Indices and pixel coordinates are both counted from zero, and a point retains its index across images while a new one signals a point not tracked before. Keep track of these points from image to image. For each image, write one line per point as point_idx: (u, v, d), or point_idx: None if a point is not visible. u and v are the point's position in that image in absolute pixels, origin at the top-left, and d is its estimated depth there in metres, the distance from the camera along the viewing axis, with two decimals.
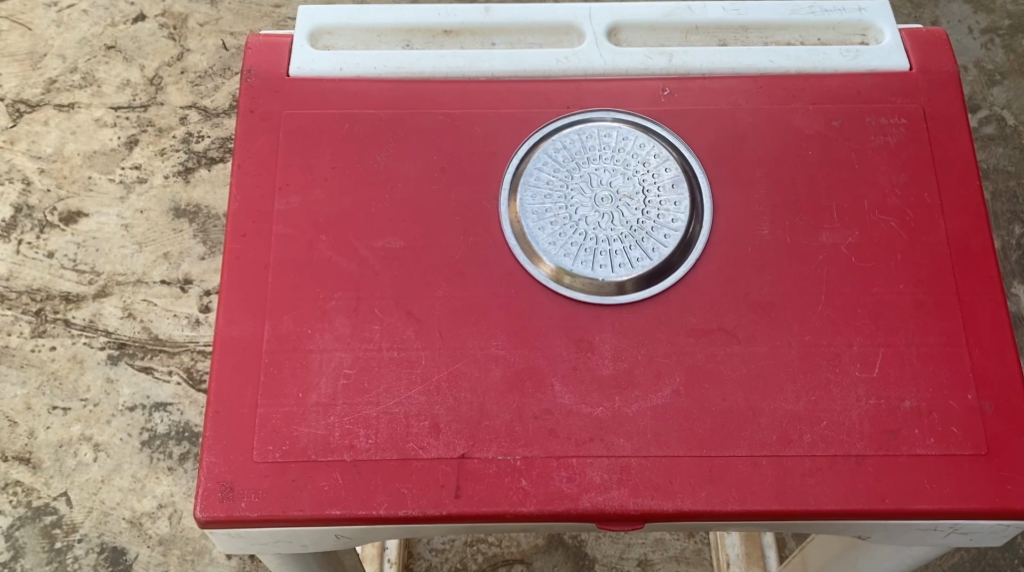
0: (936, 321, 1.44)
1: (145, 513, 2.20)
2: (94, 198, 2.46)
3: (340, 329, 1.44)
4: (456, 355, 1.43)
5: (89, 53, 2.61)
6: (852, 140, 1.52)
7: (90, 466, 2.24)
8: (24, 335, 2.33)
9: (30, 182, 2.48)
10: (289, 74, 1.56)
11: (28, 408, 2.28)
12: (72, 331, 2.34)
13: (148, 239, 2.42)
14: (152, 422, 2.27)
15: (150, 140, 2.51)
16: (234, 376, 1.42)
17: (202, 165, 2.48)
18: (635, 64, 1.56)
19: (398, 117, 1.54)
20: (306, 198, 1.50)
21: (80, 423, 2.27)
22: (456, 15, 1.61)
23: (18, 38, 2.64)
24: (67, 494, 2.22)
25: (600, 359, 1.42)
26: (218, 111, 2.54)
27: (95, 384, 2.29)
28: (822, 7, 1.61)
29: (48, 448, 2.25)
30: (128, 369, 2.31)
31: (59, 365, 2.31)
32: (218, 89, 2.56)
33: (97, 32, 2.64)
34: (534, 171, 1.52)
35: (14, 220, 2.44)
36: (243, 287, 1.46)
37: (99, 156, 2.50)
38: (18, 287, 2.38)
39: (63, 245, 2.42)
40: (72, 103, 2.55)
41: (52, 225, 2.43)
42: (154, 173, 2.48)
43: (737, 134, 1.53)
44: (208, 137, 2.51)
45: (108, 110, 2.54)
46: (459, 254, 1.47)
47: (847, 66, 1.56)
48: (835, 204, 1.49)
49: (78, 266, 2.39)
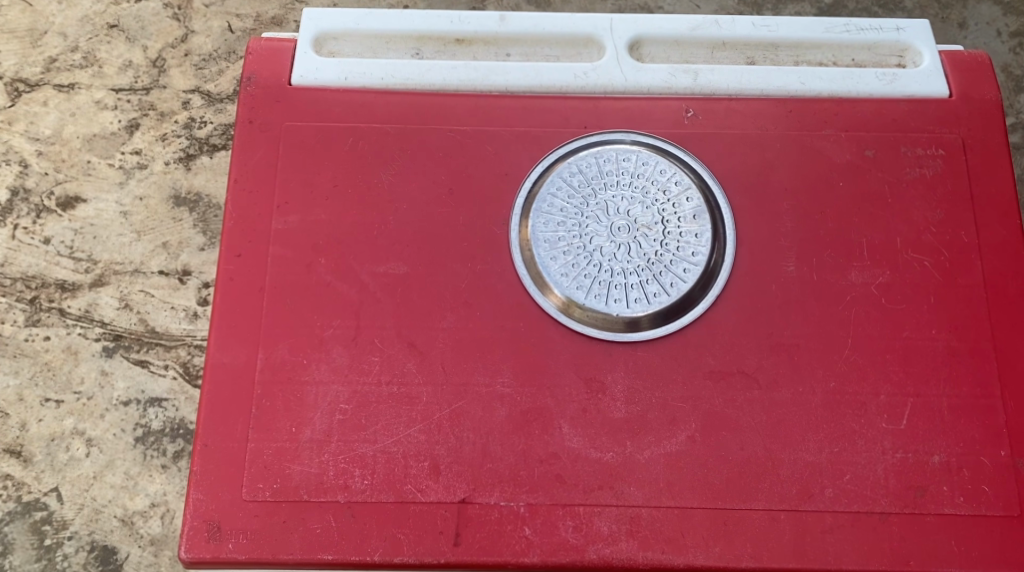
0: (970, 372, 1.35)
1: (137, 512, 1.83)
2: (93, 183, 1.98)
3: (337, 360, 1.36)
4: (459, 392, 1.35)
5: (91, 32, 2.08)
6: (886, 171, 1.43)
7: (83, 462, 1.85)
8: (17, 324, 1.91)
9: (26, 165, 1.99)
10: (292, 82, 1.48)
11: (20, 399, 1.87)
12: (68, 321, 1.91)
13: (148, 228, 1.95)
14: (146, 418, 1.87)
15: (152, 125, 2.01)
16: (225, 408, 1.35)
17: (205, 152, 1.99)
18: (658, 83, 1.48)
19: (407, 132, 1.46)
20: (306, 217, 1.42)
21: (74, 417, 1.87)
22: (470, 23, 1.52)
23: (17, 14, 2.09)
24: (59, 489, 1.84)
25: (612, 400, 1.34)
26: (222, 96, 2.03)
27: (89, 377, 1.89)
28: (858, 26, 1.53)
29: (40, 440, 1.86)
30: (123, 362, 1.89)
31: (53, 355, 1.90)
32: (224, 74, 2.05)
33: (99, 11, 2.09)
34: (547, 197, 1.43)
35: (8, 204, 1.97)
36: (236, 311, 1.38)
37: (99, 140, 2.01)
38: (12, 273, 1.94)
39: (60, 231, 1.96)
40: (72, 83, 2.04)
41: (49, 209, 1.96)
42: (154, 160, 1.99)
43: (764, 162, 1.44)
44: (210, 123, 2.01)
45: (110, 92, 2.03)
46: (465, 283, 1.39)
47: (882, 91, 1.47)
48: (866, 240, 1.40)
49: (74, 254, 1.94)
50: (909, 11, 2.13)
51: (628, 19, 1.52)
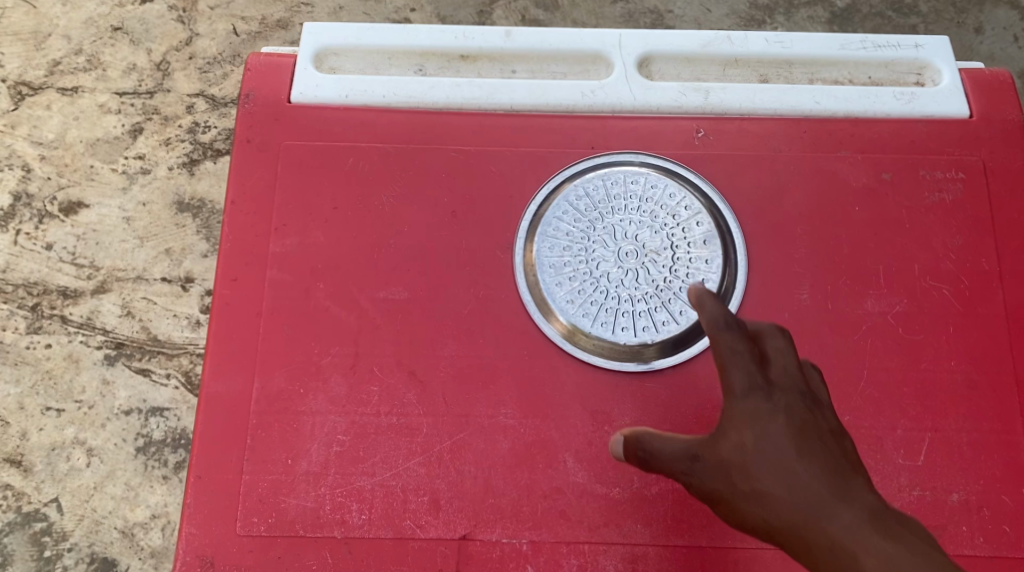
0: (991, 406, 1.31)
1: (138, 523, 1.72)
2: (95, 188, 1.86)
3: (335, 390, 1.32)
4: (461, 424, 1.30)
5: (96, 35, 1.95)
6: (903, 195, 1.38)
7: (83, 472, 1.74)
8: (19, 331, 1.79)
9: (29, 170, 1.87)
10: (291, 100, 1.43)
11: (21, 407, 1.76)
12: (69, 329, 1.80)
13: (152, 234, 1.84)
14: (148, 427, 1.76)
15: (155, 129, 1.90)
16: (220, 439, 1.31)
17: (208, 156, 1.88)
18: (668, 102, 1.43)
19: (409, 152, 1.41)
20: (304, 240, 1.38)
21: (75, 425, 1.76)
22: (475, 39, 1.48)
23: (21, 16, 1.96)
24: (60, 500, 1.73)
25: (619, 434, 1.30)
26: (227, 100, 1.92)
27: (90, 386, 1.77)
28: (875, 42, 1.48)
29: (41, 450, 1.75)
30: (125, 371, 1.78)
31: (54, 363, 1.78)
32: (228, 78, 1.93)
33: (103, 13, 1.97)
34: (553, 220, 1.39)
35: (9, 209, 1.85)
36: (232, 338, 1.34)
37: (102, 144, 1.89)
38: (15, 280, 1.82)
39: (62, 237, 1.84)
40: (76, 87, 1.92)
41: (51, 215, 1.84)
42: (157, 164, 1.88)
43: (777, 185, 1.39)
44: (215, 127, 1.90)
45: (114, 96, 1.92)
46: (468, 310, 1.35)
47: (900, 111, 1.42)
48: (882, 267, 1.35)
49: (76, 260, 1.82)
50: (924, 16, 2.04)
51: (638, 35, 1.48)
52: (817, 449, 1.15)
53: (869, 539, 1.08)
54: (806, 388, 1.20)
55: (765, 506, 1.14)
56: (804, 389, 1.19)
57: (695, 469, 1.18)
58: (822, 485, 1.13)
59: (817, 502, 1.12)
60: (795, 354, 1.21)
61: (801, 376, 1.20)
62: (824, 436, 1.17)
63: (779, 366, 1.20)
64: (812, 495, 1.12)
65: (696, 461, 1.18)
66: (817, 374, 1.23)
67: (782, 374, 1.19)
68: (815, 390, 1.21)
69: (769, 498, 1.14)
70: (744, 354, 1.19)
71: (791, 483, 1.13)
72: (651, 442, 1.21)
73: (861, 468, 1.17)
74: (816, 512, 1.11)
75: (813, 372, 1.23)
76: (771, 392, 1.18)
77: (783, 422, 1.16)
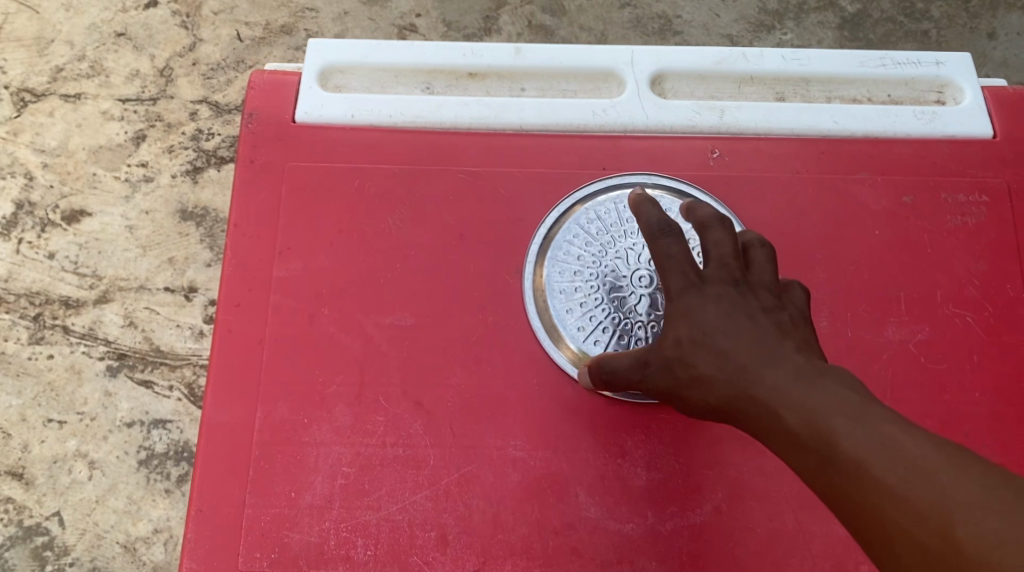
0: (1015, 438, 1.28)
1: (140, 538, 1.68)
2: (98, 196, 1.81)
3: (340, 421, 1.28)
4: (469, 456, 1.27)
5: (99, 41, 1.90)
6: (925, 219, 1.35)
7: (85, 486, 1.70)
8: (21, 342, 1.75)
9: (31, 177, 1.82)
10: (295, 119, 1.39)
11: (23, 419, 1.72)
12: (72, 340, 1.75)
13: (155, 243, 1.79)
14: (150, 440, 1.72)
15: (158, 136, 1.84)
16: (221, 471, 1.27)
17: (213, 164, 1.83)
18: (682, 121, 1.39)
19: (416, 174, 1.37)
20: (309, 264, 1.34)
21: (76, 438, 1.72)
22: (484, 56, 1.44)
23: (24, 22, 1.90)
24: (61, 513, 1.69)
25: (632, 467, 1.26)
26: (231, 107, 1.87)
27: (92, 398, 1.73)
28: (895, 59, 1.44)
29: (43, 463, 1.71)
30: (127, 383, 1.74)
31: (56, 375, 1.74)
32: (233, 84, 1.89)
33: (107, 19, 1.91)
34: (564, 244, 1.35)
35: (12, 218, 1.80)
36: (233, 366, 1.30)
37: (105, 151, 1.84)
38: (17, 290, 1.77)
39: (64, 246, 1.79)
40: (79, 94, 1.87)
41: (53, 223, 1.79)
42: (161, 172, 1.83)
43: (795, 208, 1.35)
44: (219, 135, 1.85)
45: (117, 102, 1.86)
46: (477, 337, 1.31)
47: (921, 130, 1.38)
48: (904, 294, 1.32)
49: (79, 269, 1.77)
50: (936, 22, 1.99)
51: (650, 52, 1.44)
52: (752, 331, 1.13)
53: (800, 404, 1.08)
54: (744, 272, 1.17)
55: (706, 391, 1.13)
56: (740, 272, 1.16)
57: (646, 375, 1.18)
58: (758, 363, 1.11)
59: (750, 377, 1.11)
60: (732, 240, 1.18)
61: (739, 262, 1.17)
62: (763, 310, 1.14)
63: (715, 258, 1.17)
64: (743, 369, 1.11)
65: (646, 367, 1.18)
66: (762, 249, 1.19)
67: (717, 265, 1.17)
68: (757, 269, 1.18)
69: (707, 383, 1.13)
70: (678, 256, 1.17)
71: (724, 364, 1.12)
72: (609, 362, 1.20)
73: (805, 337, 1.14)
74: (750, 385, 1.10)
75: (757, 248, 1.19)
76: (704, 285, 1.16)
77: (715, 307, 1.14)
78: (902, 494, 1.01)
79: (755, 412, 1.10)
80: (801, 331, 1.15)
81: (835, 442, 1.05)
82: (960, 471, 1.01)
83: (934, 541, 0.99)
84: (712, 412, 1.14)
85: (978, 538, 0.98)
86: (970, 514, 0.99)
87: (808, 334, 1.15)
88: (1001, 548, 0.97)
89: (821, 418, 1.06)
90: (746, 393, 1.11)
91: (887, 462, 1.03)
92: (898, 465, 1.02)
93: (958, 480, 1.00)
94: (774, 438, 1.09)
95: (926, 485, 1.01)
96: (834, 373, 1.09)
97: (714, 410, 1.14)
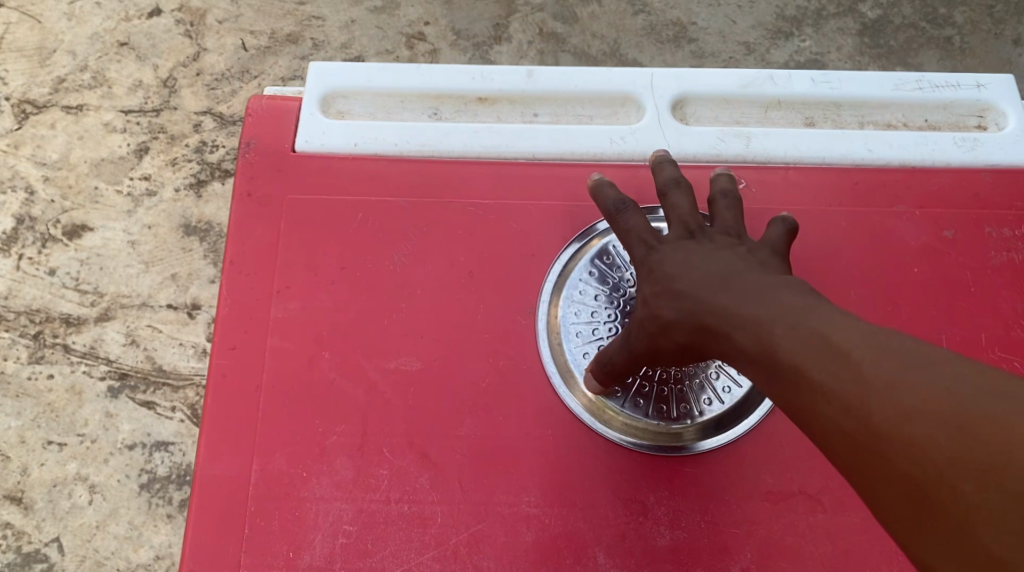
0: None
1: (140, 567, 1.56)
2: (100, 210, 1.69)
3: (341, 474, 1.20)
4: (479, 513, 1.19)
5: (102, 51, 1.78)
6: (967, 255, 1.26)
7: (86, 511, 1.58)
8: (21, 361, 1.63)
9: (32, 192, 1.70)
10: (295, 149, 1.31)
11: (22, 442, 1.60)
12: (72, 358, 1.63)
13: (158, 259, 1.67)
14: (152, 463, 1.60)
15: (161, 148, 1.73)
16: (215, 529, 1.19)
17: (217, 177, 1.72)
18: (706, 149, 1.30)
19: (423, 207, 1.29)
20: (308, 304, 1.25)
21: (77, 461, 1.60)
22: (495, 80, 1.35)
23: (26, 32, 1.79)
24: (60, 539, 1.57)
25: (655, 525, 1.18)
26: (236, 118, 1.76)
27: (93, 419, 1.61)
28: (932, 82, 1.35)
29: (42, 486, 1.59)
30: (128, 404, 1.62)
31: (56, 396, 1.62)
32: (238, 95, 1.77)
33: (110, 28, 1.80)
34: (580, 282, 1.27)
35: (12, 233, 1.68)
36: (227, 414, 1.22)
37: (107, 164, 1.72)
38: (17, 308, 1.65)
39: (65, 261, 1.67)
40: (81, 105, 1.75)
41: (54, 238, 1.68)
42: (164, 186, 1.71)
43: (829, 244, 1.27)
44: (223, 147, 1.74)
45: (119, 114, 1.75)
46: (487, 383, 1.22)
47: (962, 159, 1.30)
48: (946, 336, 1.24)
49: (79, 286, 1.66)
50: (959, 27, 1.89)
51: (671, 75, 1.35)
52: (705, 265, 1.11)
53: (748, 318, 1.04)
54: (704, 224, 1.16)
55: (674, 334, 1.10)
56: (699, 224, 1.16)
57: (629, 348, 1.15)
58: (712, 294, 1.08)
59: (706, 308, 1.07)
60: (690, 197, 1.18)
61: (698, 217, 1.17)
62: (719, 247, 1.13)
63: (674, 218, 1.17)
64: (696, 300, 1.09)
65: (627, 342, 1.15)
66: (726, 200, 1.18)
67: (677, 223, 1.16)
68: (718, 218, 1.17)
69: (673, 328, 1.10)
70: (638, 227, 1.17)
71: (681, 304, 1.09)
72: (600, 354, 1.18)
73: (767, 260, 1.12)
74: (705, 314, 1.07)
75: (721, 202, 1.18)
76: (661, 242, 1.16)
77: (671, 255, 1.13)
78: (824, 389, 0.97)
79: (716, 339, 1.07)
80: (761, 255, 1.12)
81: (775, 347, 1.01)
82: (879, 354, 0.95)
83: (856, 429, 0.95)
84: (684, 350, 1.11)
85: (895, 418, 0.93)
86: (885, 396, 0.94)
87: (769, 257, 1.12)
88: (916, 422, 0.92)
89: (766, 328, 1.02)
90: (705, 323, 1.07)
91: (810, 357, 0.98)
92: (827, 362, 0.97)
93: (874, 360, 0.95)
94: (738, 360, 1.05)
95: (846, 374, 0.96)
96: (786, 281, 1.06)
97: (687, 349, 1.10)
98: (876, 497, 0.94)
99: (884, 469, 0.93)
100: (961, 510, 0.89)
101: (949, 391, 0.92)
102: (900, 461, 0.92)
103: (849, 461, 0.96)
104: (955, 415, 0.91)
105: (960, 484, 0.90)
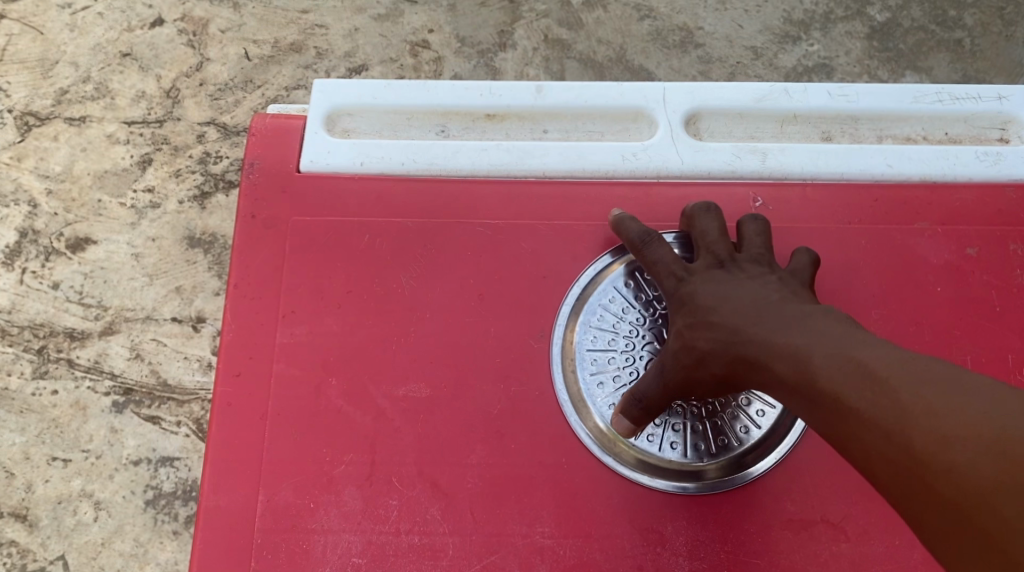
0: None
1: None
2: (103, 223, 1.65)
3: (350, 505, 1.17)
4: (492, 544, 1.16)
5: (103, 62, 1.73)
6: (991, 273, 1.23)
7: (91, 528, 1.55)
8: (26, 376, 1.59)
9: (36, 205, 1.66)
10: (300, 169, 1.27)
11: (26, 458, 1.56)
12: (77, 373, 1.59)
13: (162, 271, 1.63)
14: (157, 479, 1.57)
15: (163, 159, 1.68)
16: (222, 561, 1.16)
17: (221, 188, 1.68)
18: (720, 166, 1.27)
19: (431, 227, 1.25)
20: (314, 329, 1.22)
21: (82, 477, 1.56)
22: (504, 96, 1.32)
23: (28, 43, 1.74)
24: (66, 558, 1.54)
25: (672, 556, 1.16)
26: (240, 129, 1.71)
27: (98, 435, 1.57)
28: (952, 94, 1.31)
29: (47, 503, 1.55)
30: (133, 420, 1.58)
31: (61, 411, 1.58)
32: (241, 105, 1.72)
33: (112, 38, 1.75)
34: (599, 307, 1.23)
35: (14, 246, 1.64)
36: (233, 443, 1.19)
37: (110, 176, 1.68)
38: (20, 323, 1.61)
39: (69, 275, 1.63)
40: (83, 116, 1.71)
41: (58, 252, 1.64)
42: (167, 198, 1.67)
43: (848, 263, 1.23)
44: (226, 158, 1.69)
45: (122, 124, 1.70)
46: (499, 410, 1.19)
47: (984, 174, 1.26)
48: (969, 358, 1.21)
49: (83, 299, 1.62)
50: (970, 30, 1.83)
51: (684, 89, 1.31)
52: (738, 295, 1.11)
53: (785, 348, 1.05)
54: (732, 249, 1.17)
55: (712, 366, 1.10)
56: (727, 250, 1.17)
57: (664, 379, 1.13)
58: (747, 325, 1.08)
59: (742, 339, 1.08)
60: (719, 223, 1.19)
61: (726, 243, 1.17)
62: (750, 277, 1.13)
63: (702, 245, 1.18)
64: (731, 330, 1.09)
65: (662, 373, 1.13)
66: (755, 225, 1.19)
67: (706, 251, 1.17)
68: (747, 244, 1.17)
69: (711, 360, 1.10)
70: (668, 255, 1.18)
71: (718, 336, 1.09)
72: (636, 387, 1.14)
73: (798, 289, 1.13)
74: (741, 347, 1.08)
75: (749, 226, 1.19)
76: (691, 270, 1.16)
77: (703, 285, 1.14)
78: (866, 417, 0.98)
79: (755, 371, 1.07)
80: (793, 284, 1.13)
81: (816, 378, 1.02)
82: (915, 380, 0.96)
83: (898, 457, 0.95)
84: (721, 383, 1.11)
85: (933, 443, 0.93)
86: (925, 423, 0.94)
87: (801, 288, 1.13)
88: (956, 448, 0.93)
89: (806, 358, 1.03)
90: (742, 356, 1.08)
91: (849, 384, 0.99)
92: (865, 389, 0.98)
93: (910, 387, 0.96)
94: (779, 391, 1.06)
95: (886, 402, 0.97)
96: (822, 310, 1.07)
97: (725, 383, 1.10)
98: (923, 524, 0.95)
99: (927, 495, 0.94)
100: (1007, 534, 0.89)
101: (984, 413, 0.93)
102: (941, 485, 0.93)
103: (893, 488, 0.97)
104: (996, 440, 0.91)
105: (1001, 505, 0.90)
